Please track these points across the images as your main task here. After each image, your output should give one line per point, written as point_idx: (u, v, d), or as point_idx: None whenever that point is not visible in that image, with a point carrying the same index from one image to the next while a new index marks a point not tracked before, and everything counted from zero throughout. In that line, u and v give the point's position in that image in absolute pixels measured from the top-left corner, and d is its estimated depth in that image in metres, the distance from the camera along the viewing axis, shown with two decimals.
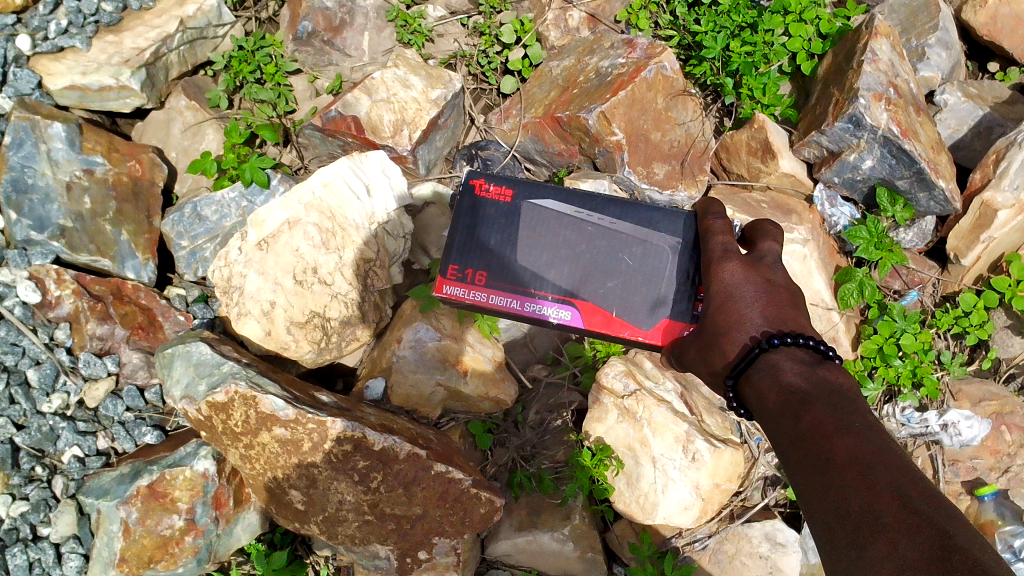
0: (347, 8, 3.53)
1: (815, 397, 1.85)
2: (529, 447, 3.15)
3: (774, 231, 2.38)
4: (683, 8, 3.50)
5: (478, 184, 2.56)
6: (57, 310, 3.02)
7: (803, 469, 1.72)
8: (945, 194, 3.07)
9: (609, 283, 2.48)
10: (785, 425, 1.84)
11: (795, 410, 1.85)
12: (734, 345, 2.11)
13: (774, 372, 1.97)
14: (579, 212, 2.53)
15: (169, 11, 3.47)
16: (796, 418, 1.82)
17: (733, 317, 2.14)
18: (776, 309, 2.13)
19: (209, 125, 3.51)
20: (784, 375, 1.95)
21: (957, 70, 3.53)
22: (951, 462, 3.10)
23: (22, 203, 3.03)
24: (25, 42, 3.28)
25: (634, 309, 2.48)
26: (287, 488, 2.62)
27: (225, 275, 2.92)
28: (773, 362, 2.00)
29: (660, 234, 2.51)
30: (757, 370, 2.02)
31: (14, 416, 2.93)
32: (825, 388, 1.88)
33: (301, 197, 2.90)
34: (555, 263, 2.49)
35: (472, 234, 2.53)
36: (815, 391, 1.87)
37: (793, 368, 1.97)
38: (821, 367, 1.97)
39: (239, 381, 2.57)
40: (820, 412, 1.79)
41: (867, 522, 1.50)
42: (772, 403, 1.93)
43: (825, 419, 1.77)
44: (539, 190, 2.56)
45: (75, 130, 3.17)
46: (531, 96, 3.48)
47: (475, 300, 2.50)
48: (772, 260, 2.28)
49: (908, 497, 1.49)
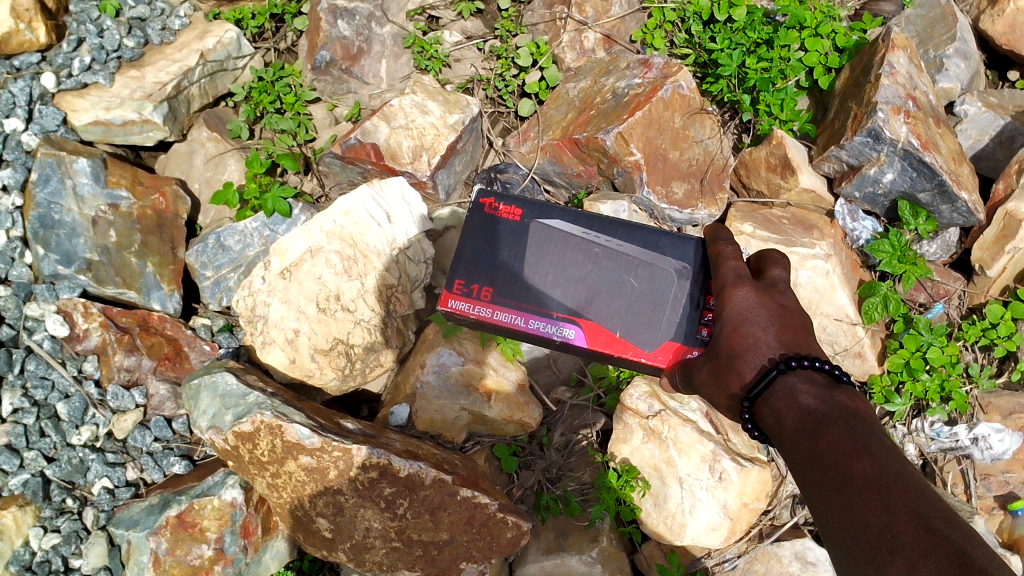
0: (364, 36, 3.59)
1: (832, 421, 1.85)
2: (555, 470, 3.13)
3: (784, 259, 2.35)
4: (697, 26, 3.53)
5: (487, 202, 2.59)
6: (84, 343, 3.08)
7: (821, 492, 1.71)
8: (968, 206, 3.05)
9: (614, 303, 2.50)
10: (802, 448, 1.83)
11: (812, 432, 1.84)
12: (750, 367, 2.08)
13: (792, 395, 1.96)
14: (587, 233, 2.56)
15: (189, 45, 3.53)
16: (813, 439, 1.81)
17: (748, 340, 2.12)
18: (790, 333, 2.12)
19: (230, 156, 3.53)
20: (801, 398, 1.94)
21: (976, 80, 3.49)
22: (983, 477, 3.04)
23: (49, 238, 3.11)
24: (50, 80, 3.38)
25: (638, 331, 2.49)
26: (314, 516, 2.64)
27: (249, 305, 2.96)
28: (789, 385, 1.99)
29: (667, 259, 2.53)
30: (773, 392, 2.00)
31: (44, 449, 2.97)
32: (843, 411, 1.87)
33: (323, 225, 2.94)
34: (561, 283, 2.51)
35: (479, 251, 2.56)
36: (833, 415, 1.86)
37: (810, 390, 1.96)
38: (837, 391, 1.96)
39: (265, 411, 2.59)
40: (838, 435, 1.78)
41: (885, 542, 1.50)
42: (789, 425, 1.91)
43: (842, 441, 1.76)
44: (548, 210, 2.59)
45: (99, 164, 3.22)
46: (549, 117, 3.48)
47: (480, 315, 2.51)
48: (784, 287, 2.26)
49: (928, 519, 1.49)
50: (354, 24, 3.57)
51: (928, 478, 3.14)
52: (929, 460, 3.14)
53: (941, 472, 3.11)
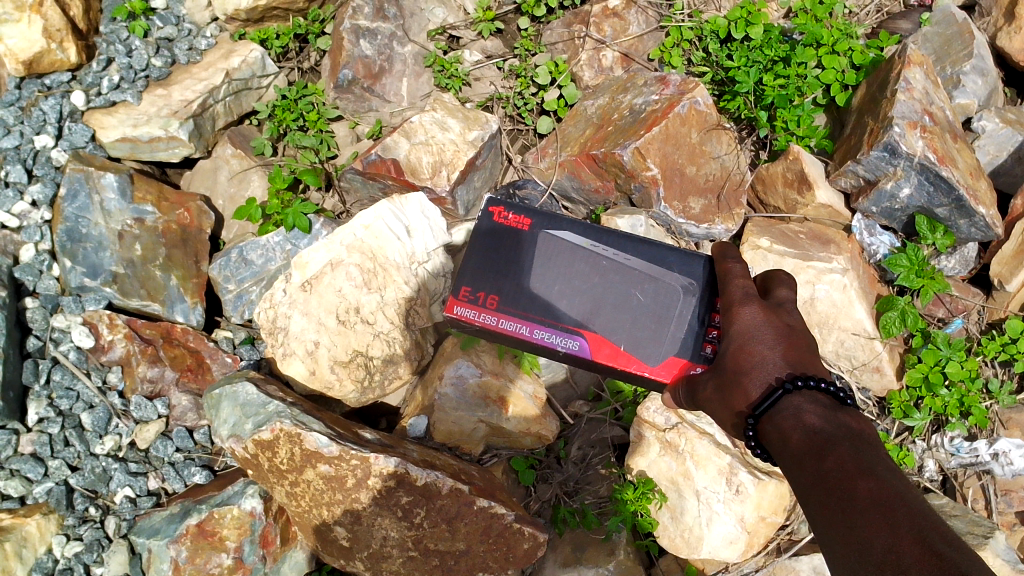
0: (386, 55, 3.65)
1: (836, 440, 1.83)
2: (572, 483, 3.14)
3: (791, 280, 2.37)
4: (715, 45, 3.57)
5: (497, 211, 2.66)
6: (108, 354, 3.13)
7: (824, 510, 1.69)
8: (986, 220, 3.05)
9: (619, 316, 2.53)
10: (806, 467, 1.81)
11: (817, 451, 1.82)
12: (755, 386, 2.08)
13: (797, 414, 1.95)
14: (595, 244, 2.60)
15: (215, 64, 3.60)
16: (819, 458, 1.80)
17: (754, 357, 2.12)
18: (796, 355, 2.11)
19: (254, 173, 3.60)
20: (806, 418, 1.93)
21: (994, 97, 3.50)
22: (1004, 492, 3.02)
23: (76, 250, 3.18)
24: (80, 98, 3.45)
25: (642, 345, 2.50)
26: (332, 525, 2.67)
27: (270, 317, 3.01)
28: (794, 405, 1.97)
29: (675, 274, 2.55)
30: (779, 410, 1.99)
31: (68, 458, 3.01)
32: (848, 432, 1.85)
33: (343, 239, 2.99)
34: (568, 294, 2.55)
35: (487, 261, 2.61)
36: (838, 435, 1.85)
37: (815, 410, 1.95)
38: (842, 412, 1.95)
39: (284, 419, 2.62)
40: (843, 454, 1.77)
41: (890, 560, 1.48)
42: (793, 443, 1.90)
43: (847, 461, 1.75)
44: (557, 221, 2.64)
45: (127, 180, 3.28)
46: (567, 135, 3.53)
47: (485, 322, 2.56)
48: (791, 307, 2.26)
49: (933, 540, 1.48)
50: (376, 44, 3.63)
51: (948, 494, 3.11)
52: (949, 476, 3.12)
53: (962, 487, 3.08)
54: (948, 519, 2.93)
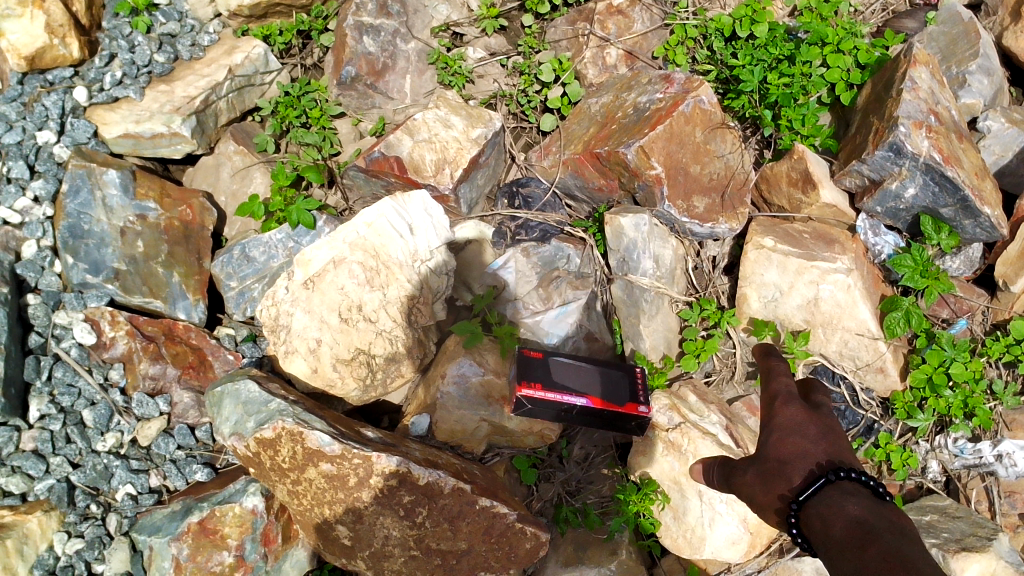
0: (389, 52, 3.65)
1: (880, 535, 1.59)
2: (575, 482, 3.15)
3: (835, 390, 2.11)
4: (719, 43, 3.56)
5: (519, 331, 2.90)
6: (111, 351, 3.11)
7: None
8: (991, 220, 3.04)
9: (604, 381, 2.87)
10: (844, 561, 1.57)
11: (856, 545, 1.58)
12: (796, 475, 1.84)
13: (838, 505, 1.71)
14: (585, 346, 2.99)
15: (218, 60, 3.60)
16: (858, 553, 1.56)
17: (793, 446, 1.89)
18: (841, 448, 1.88)
19: (257, 170, 3.59)
20: (849, 509, 1.69)
21: (1000, 96, 3.48)
22: (1008, 494, 3.03)
23: (78, 247, 3.15)
24: (82, 93, 3.44)
25: (621, 387, 2.88)
26: (334, 524, 2.66)
27: (272, 314, 2.99)
28: (834, 496, 1.74)
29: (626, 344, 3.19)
30: (818, 500, 1.75)
31: (70, 455, 2.99)
32: (893, 526, 1.61)
33: (346, 236, 2.98)
34: (577, 371, 2.85)
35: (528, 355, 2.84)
36: (883, 529, 1.61)
37: (858, 502, 1.71)
38: (887, 507, 1.71)
39: (286, 417, 2.61)
40: (886, 550, 1.53)
41: None
42: (833, 537, 1.66)
43: (890, 555, 1.51)
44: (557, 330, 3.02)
45: (129, 176, 3.28)
46: (571, 132, 3.52)
47: (538, 395, 2.73)
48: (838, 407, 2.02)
49: None
50: (379, 40, 3.63)
51: (952, 495, 3.12)
52: (953, 477, 3.12)
53: (966, 489, 3.09)
54: (952, 520, 2.93)
